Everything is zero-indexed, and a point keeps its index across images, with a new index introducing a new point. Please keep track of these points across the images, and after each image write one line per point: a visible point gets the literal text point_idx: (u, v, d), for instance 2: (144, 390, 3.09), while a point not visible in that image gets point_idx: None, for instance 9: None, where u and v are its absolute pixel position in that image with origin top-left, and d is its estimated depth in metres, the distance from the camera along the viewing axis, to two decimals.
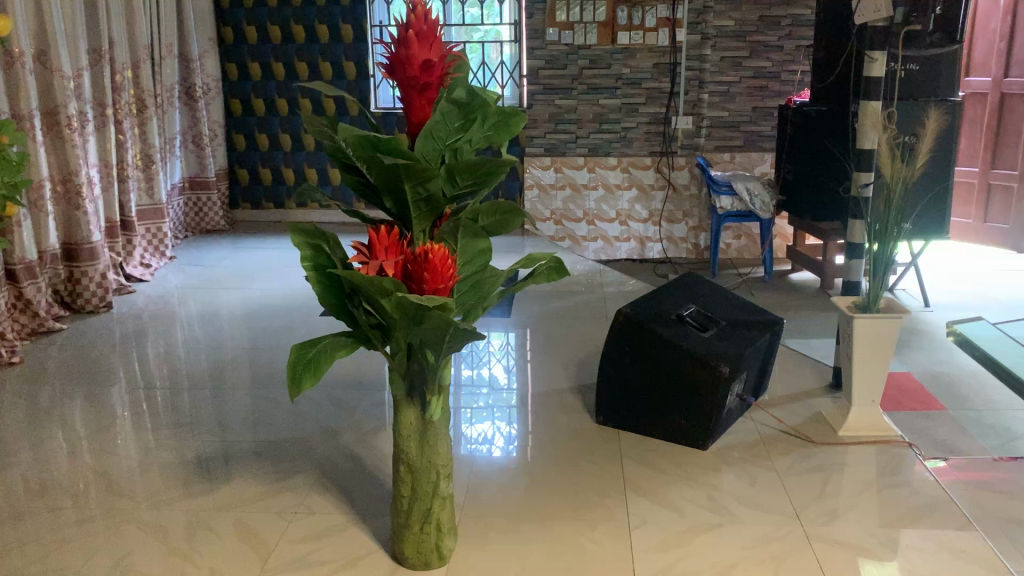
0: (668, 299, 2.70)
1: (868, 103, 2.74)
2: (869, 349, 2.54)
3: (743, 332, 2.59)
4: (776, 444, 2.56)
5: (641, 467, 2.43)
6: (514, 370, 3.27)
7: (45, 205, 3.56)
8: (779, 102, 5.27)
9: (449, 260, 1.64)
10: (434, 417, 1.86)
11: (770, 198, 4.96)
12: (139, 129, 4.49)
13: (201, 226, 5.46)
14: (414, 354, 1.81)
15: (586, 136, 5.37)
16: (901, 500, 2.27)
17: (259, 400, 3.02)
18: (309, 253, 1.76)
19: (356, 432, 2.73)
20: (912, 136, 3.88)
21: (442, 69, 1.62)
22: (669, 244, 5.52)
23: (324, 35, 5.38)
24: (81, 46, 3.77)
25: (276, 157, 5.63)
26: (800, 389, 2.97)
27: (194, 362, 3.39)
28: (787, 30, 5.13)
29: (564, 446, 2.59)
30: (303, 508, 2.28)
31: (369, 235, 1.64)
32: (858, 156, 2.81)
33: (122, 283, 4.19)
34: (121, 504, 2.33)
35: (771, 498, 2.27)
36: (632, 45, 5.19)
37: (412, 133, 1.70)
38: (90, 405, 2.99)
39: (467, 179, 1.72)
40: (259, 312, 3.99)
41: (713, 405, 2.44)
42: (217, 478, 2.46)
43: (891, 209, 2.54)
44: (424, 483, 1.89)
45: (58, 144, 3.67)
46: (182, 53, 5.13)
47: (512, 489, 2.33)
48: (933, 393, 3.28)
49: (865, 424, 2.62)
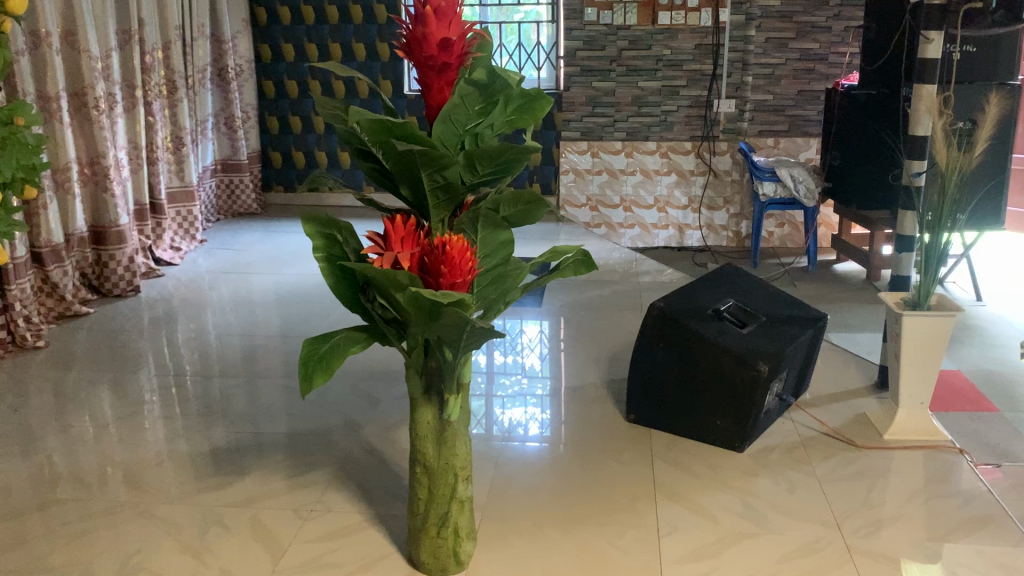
0: (705, 292, 2.57)
1: (922, 86, 2.55)
2: (918, 348, 2.39)
3: (784, 328, 2.46)
4: (817, 447, 2.43)
5: (673, 469, 2.31)
6: (548, 359, 3.19)
7: (72, 187, 3.51)
8: (826, 85, 5.06)
9: (467, 253, 1.54)
10: (452, 417, 1.76)
11: (816, 185, 4.76)
12: (170, 111, 4.45)
13: (233, 209, 5.44)
14: (431, 350, 1.71)
15: (624, 119, 5.22)
16: (950, 512, 2.12)
17: (286, 390, 2.96)
18: (321, 242, 1.66)
19: (378, 426, 2.64)
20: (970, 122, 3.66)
21: (462, 48, 1.50)
22: (709, 232, 5.36)
23: (357, 15, 5.29)
24: (110, 26, 3.72)
25: (309, 139, 5.57)
26: (843, 388, 2.82)
27: (225, 348, 3.34)
28: (835, 10, 4.92)
29: (595, 444, 2.48)
30: (320, 505, 2.20)
31: (385, 225, 1.54)
32: (910, 142, 2.61)
33: (151, 267, 4.16)
34: (137, 495, 2.27)
35: (811, 506, 2.13)
36: (674, 25, 5.02)
37: (430, 117, 1.59)
38: (116, 391, 2.94)
39: (488, 166, 1.60)
40: (288, 298, 3.92)
41: (750, 406, 2.32)
42: (237, 469, 2.39)
43: (945, 200, 2.36)
44: (441, 485, 1.79)
45: (85, 126, 3.63)
46: (214, 34, 5.07)
47: (538, 490, 2.23)
48: (987, 394, 3.10)
49: (911, 428, 2.47)
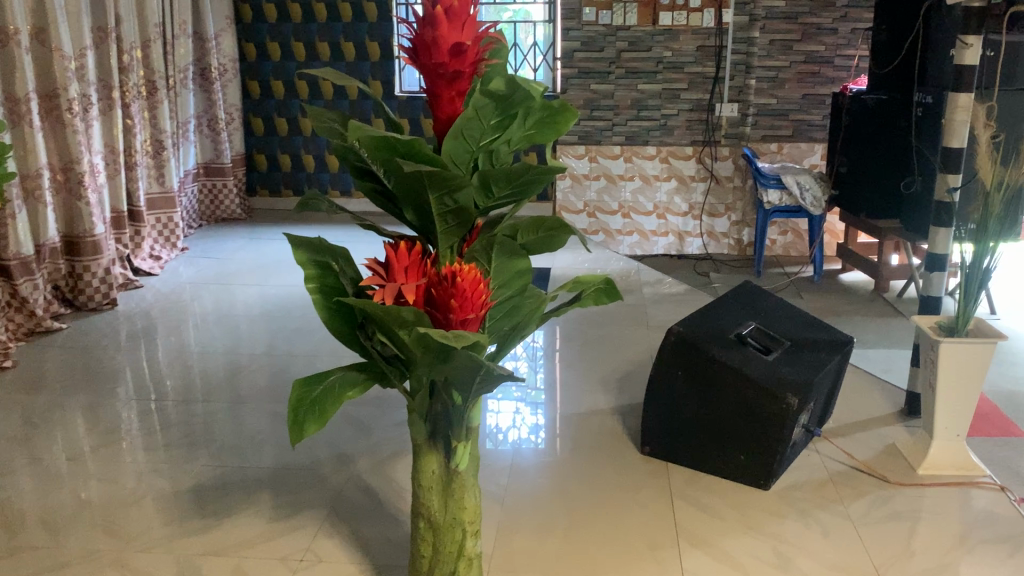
0: (726, 315, 2.40)
1: (959, 95, 2.39)
2: (955, 378, 2.22)
3: (811, 355, 2.28)
4: (847, 484, 2.26)
5: (694, 510, 2.14)
6: (538, 360, 3.18)
7: (43, 195, 3.30)
8: (832, 89, 4.90)
9: (480, 286, 1.33)
10: (460, 467, 1.56)
11: (822, 193, 4.59)
12: (150, 113, 4.23)
13: (217, 215, 5.22)
14: (438, 392, 1.51)
15: (623, 123, 5.04)
16: (998, 559, 1.95)
17: (274, 415, 2.75)
18: (313, 272, 1.46)
19: (372, 459, 2.45)
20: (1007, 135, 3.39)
21: (476, 55, 1.29)
22: (709, 239, 5.19)
23: (346, 13, 5.09)
24: (84, 23, 3.50)
25: (295, 142, 5.38)
26: (868, 415, 2.66)
27: (209, 367, 3.14)
28: (842, 11, 4.74)
29: (609, 479, 2.29)
30: (310, 555, 2.01)
31: (386, 252, 1.33)
32: (944, 155, 2.45)
33: (128, 278, 3.95)
34: (107, 542, 2.06)
35: (847, 554, 1.96)
36: (675, 26, 4.84)
37: (439, 131, 1.39)
38: (91, 417, 2.73)
39: (505, 188, 1.40)
40: (273, 311, 3.72)
41: (777, 441, 2.14)
42: (221, 511, 2.19)
43: (990, 219, 2.19)
44: (448, 542, 1.60)
45: (58, 129, 3.41)
46: (196, 32, 4.85)
47: (548, 536, 2.04)
48: (1011, 416, 2.93)
49: (945, 462, 2.31)
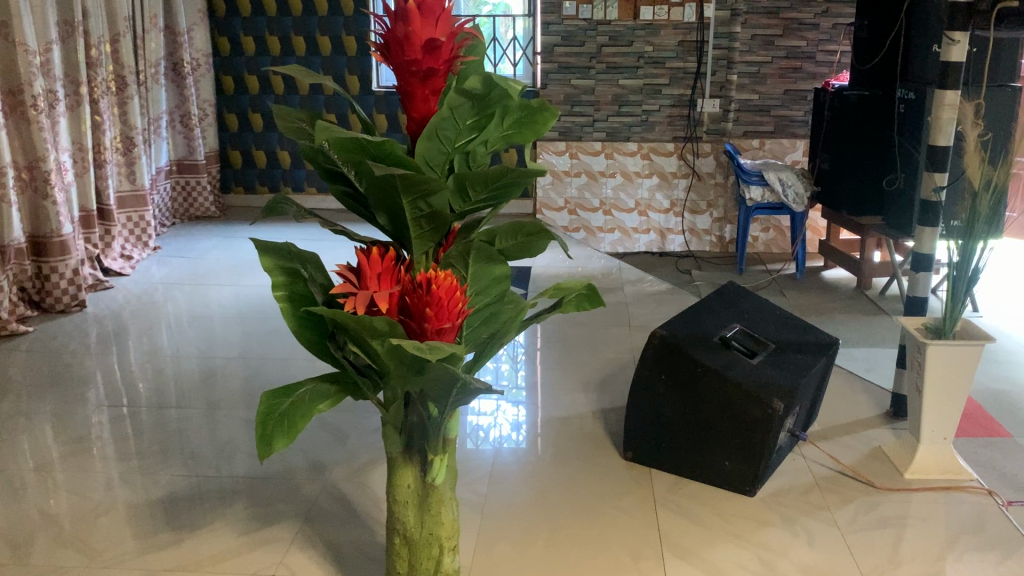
0: (710, 317, 2.35)
1: (945, 93, 2.35)
2: (943, 381, 2.18)
3: (796, 357, 2.24)
4: (835, 490, 2.22)
5: (679, 518, 2.09)
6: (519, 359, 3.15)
7: (7, 196, 3.21)
8: (814, 85, 4.86)
9: (457, 293, 1.27)
10: (436, 481, 1.50)
11: (805, 190, 4.53)
12: (119, 109, 4.12)
13: (190, 212, 5.12)
14: (413, 403, 1.44)
15: (603, 119, 4.99)
16: (986, 566, 1.92)
17: (249, 422, 2.68)
18: (281, 279, 1.39)
19: (348, 468, 2.38)
20: (993, 133, 3.36)
21: (451, 52, 1.23)
22: (691, 236, 5.15)
23: (321, 7, 5.00)
24: (49, 17, 3.39)
25: (271, 138, 5.28)
26: (854, 417, 2.62)
27: (182, 370, 3.06)
28: (824, 6, 4.70)
29: (591, 486, 2.24)
30: (282, 570, 1.94)
31: (357, 258, 1.26)
32: (930, 153, 2.41)
33: (98, 279, 3.85)
34: (70, 557, 1.98)
35: (834, 563, 1.92)
36: (656, 20, 4.79)
37: (412, 132, 1.32)
38: (58, 424, 2.64)
39: (482, 191, 1.34)
40: (248, 312, 3.63)
41: (762, 446, 2.09)
42: (190, 523, 2.12)
43: (978, 219, 2.15)
44: (424, 559, 1.54)
45: (23, 127, 3.31)
46: (168, 26, 4.74)
47: (528, 546, 1.98)
48: (996, 416, 2.90)
49: (932, 465, 2.27)
